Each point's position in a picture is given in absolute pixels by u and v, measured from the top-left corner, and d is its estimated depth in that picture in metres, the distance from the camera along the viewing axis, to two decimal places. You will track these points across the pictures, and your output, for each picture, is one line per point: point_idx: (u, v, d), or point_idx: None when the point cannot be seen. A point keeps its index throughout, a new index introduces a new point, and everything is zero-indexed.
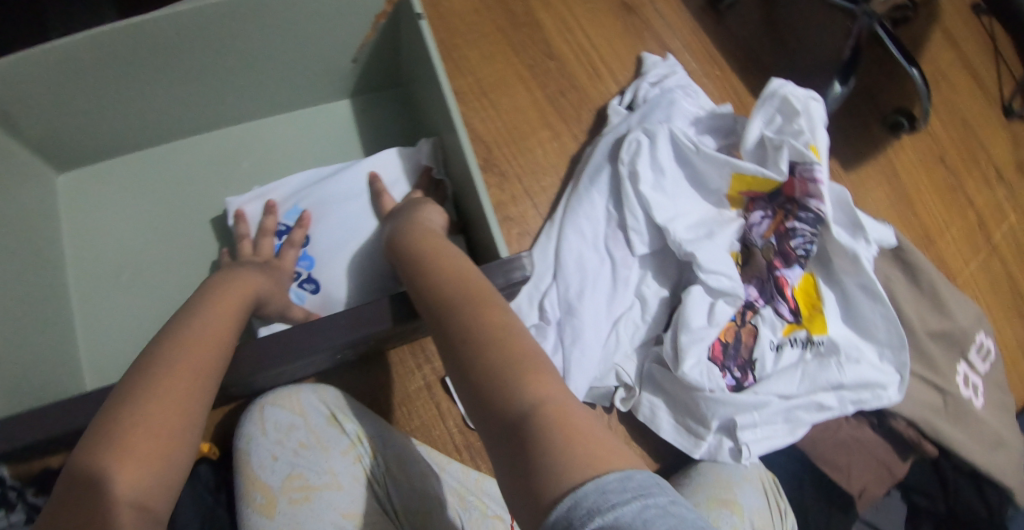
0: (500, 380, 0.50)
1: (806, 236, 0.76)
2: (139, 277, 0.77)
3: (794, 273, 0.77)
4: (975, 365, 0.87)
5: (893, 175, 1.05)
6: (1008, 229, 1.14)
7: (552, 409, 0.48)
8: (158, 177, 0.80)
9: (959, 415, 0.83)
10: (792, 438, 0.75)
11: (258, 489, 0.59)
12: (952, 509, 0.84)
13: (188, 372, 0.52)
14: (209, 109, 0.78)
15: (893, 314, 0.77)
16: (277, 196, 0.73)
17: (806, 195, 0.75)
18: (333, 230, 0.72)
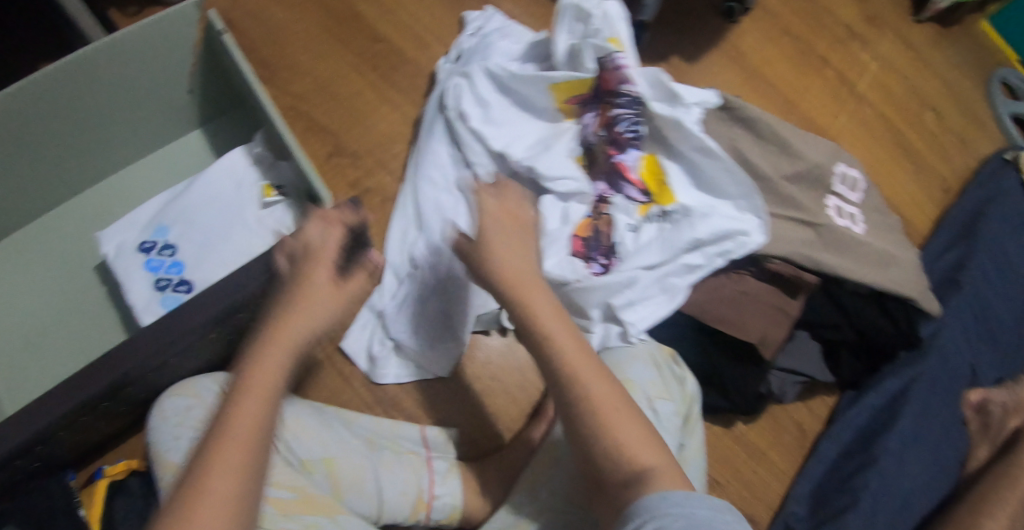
0: (589, 429, 0.59)
1: (629, 119, 0.82)
2: (44, 340, 0.81)
3: (631, 156, 0.83)
4: (845, 196, 0.91)
5: (741, 57, 1.09)
6: (872, 77, 1.18)
7: (601, 404, 0.60)
8: (39, 250, 0.84)
9: (841, 245, 0.86)
10: (672, 305, 0.80)
11: (167, 470, 0.64)
12: (861, 331, 0.88)
13: (245, 424, 0.54)
14: (77, 174, 0.84)
15: (735, 165, 0.81)
16: (142, 220, 0.78)
17: (619, 83, 0.81)
18: (200, 237, 0.77)
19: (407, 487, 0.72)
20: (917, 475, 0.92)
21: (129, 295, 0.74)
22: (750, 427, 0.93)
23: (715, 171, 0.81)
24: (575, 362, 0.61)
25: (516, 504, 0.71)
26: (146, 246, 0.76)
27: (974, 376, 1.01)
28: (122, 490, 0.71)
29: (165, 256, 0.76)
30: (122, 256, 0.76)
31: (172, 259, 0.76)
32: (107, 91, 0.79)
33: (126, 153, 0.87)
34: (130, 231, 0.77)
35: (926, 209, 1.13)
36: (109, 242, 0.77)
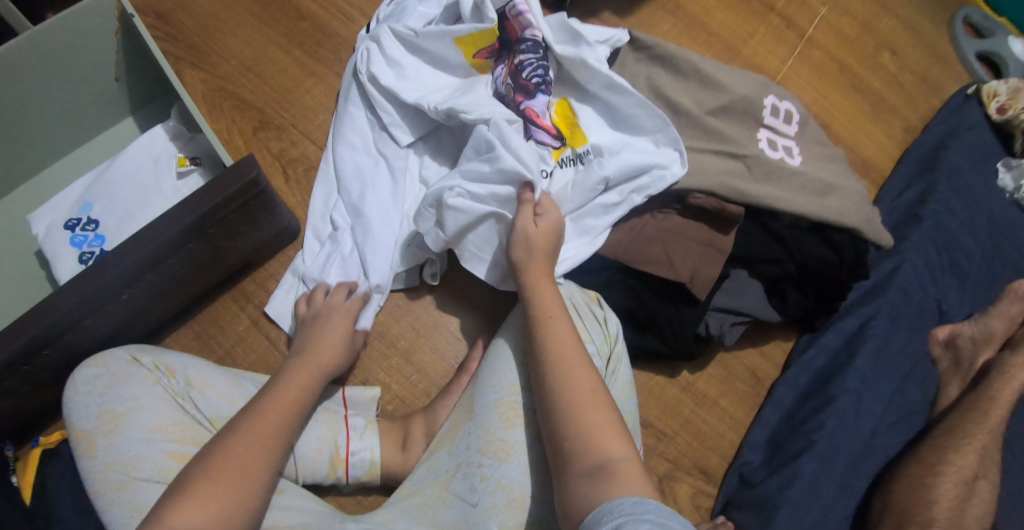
0: (572, 420, 0.60)
1: (534, 64, 0.82)
2: None
3: (540, 101, 0.82)
4: (779, 128, 0.91)
5: (675, 9, 1.09)
6: (823, 20, 1.14)
7: (576, 393, 0.62)
8: None
9: (770, 175, 0.86)
10: (591, 246, 0.82)
11: (79, 438, 0.63)
12: (803, 265, 0.85)
13: (267, 416, 0.64)
14: (14, 167, 0.87)
15: (646, 100, 0.83)
16: (67, 201, 0.76)
17: (523, 30, 0.82)
18: (121, 210, 0.76)
19: (322, 444, 0.70)
20: (876, 414, 0.89)
21: (57, 270, 0.73)
22: (699, 376, 0.91)
23: (629, 108, 0.83)
24: (586, 408, 0.61)
25: (435, 460, 0.67)
26: (71, 222, 0.75)
27: (941, 313, 0.96)
28: (55, 455, 0.73)
29: (89, 230, 0.75)
30: (49, 236, 0.74)
31: (93, 233, 0.75)
32: (32, 80, 0.81)
33: (59, 141, 0.89)
34: (56, 210, 0.76)
35: (888, 149, 1.09)
36: (39, 223, 0.75)
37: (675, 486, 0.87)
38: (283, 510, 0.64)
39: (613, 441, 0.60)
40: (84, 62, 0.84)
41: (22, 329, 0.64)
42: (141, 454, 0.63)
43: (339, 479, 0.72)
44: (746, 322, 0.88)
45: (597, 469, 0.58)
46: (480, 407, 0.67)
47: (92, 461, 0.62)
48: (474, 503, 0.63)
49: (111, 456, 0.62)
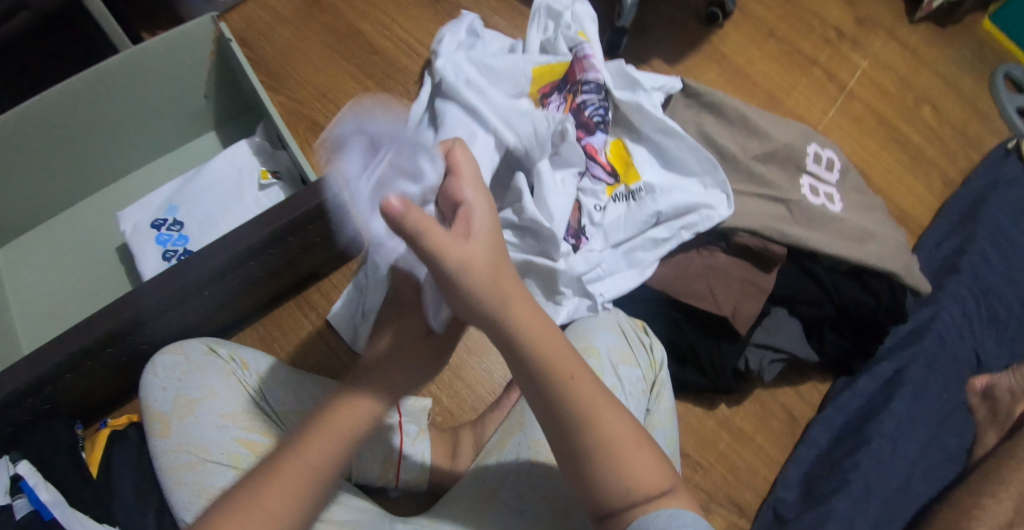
0: (605, 463, 0.58)
1: (595, 104, 0.88)
2: (67, 311, 0.90)
3: (598, 139, 0.88)
4: (819, 175, 0.94)
5: (721, 59, 1.15)
6: (863, 74, 1.18)
7: (590, 406, 0.59)
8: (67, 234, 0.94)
9: (812, 220, 0.89)
10: (640, 277, 0.86)
11: (155, 419, 0.68)
12: (842, 307, 0.88)
13: (270, 511, 0.61)
14: (100, 171, 0.94)
15: (696, 145, 0.89)
16: (155, 203, 0.84)
17: (584, 72, 0.88)
18: (204, 212, 0.83)
19: (378, 446, 0.74)
20: (911, 458, 0.90)
21: (140, 264, 0.80)
22: (737, 411, 0.93)
23: (679, 150, 0.88)
24: (603, 418, 0.59)
25: (481, 469, 0.71)
26: (158, 222, 0.82)
27: (978, 362, 0.98)
28: (121, 438, 0.76)
29: (174, 230, 0.82)
30: (136, 234, 0.81)
31: (178, 232, 0.82)
32: (131, 94, 0.89)
33: (148, 149, 0.96)
34: (144, 211, 0.83)
35: (927, 200, 1.11)
36: (126, 221, 0.82)
37: (709, 518, 0.88)
38: (337, 506, 0.67)
39: (639, 463, 0.59)
40: (177, 80, 0.91)
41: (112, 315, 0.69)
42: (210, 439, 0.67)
43: (388, 481, 0.76)
44: (785, 360, 0.91)
45: (633, 509, 0.58)
46: (533, 420, 0.71)
47: (165, 440, 0.67)
48: (519, 510, 0.67)
49: (184, 438, 0.67)
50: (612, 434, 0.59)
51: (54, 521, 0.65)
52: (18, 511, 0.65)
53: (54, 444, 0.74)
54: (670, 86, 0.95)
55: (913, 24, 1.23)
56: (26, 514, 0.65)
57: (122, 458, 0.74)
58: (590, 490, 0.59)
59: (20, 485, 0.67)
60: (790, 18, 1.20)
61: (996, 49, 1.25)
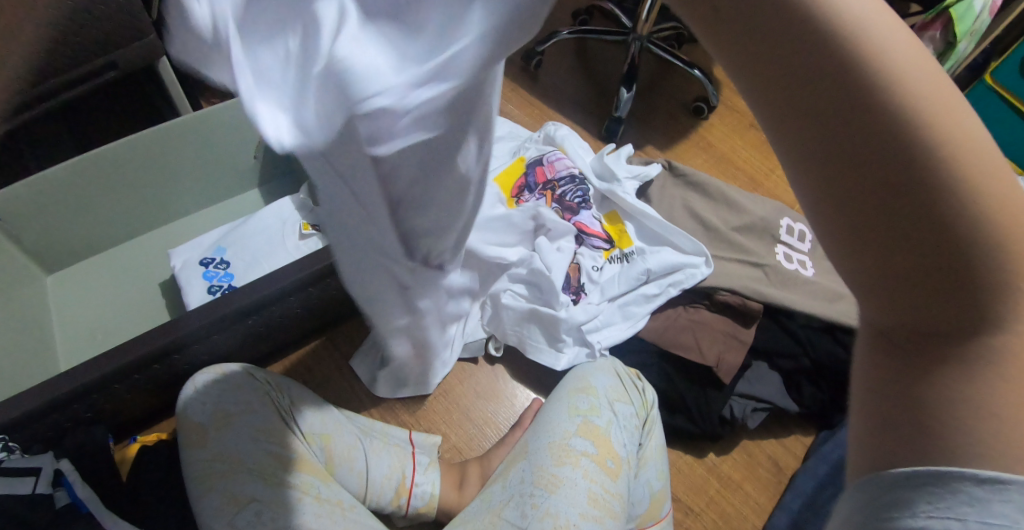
0: (951, 203, 0.35)
1: (574, 191, 1.02)
2: (101, 335, 0.94)
3: (584, 217, 1.01)
4: (794, 246, 1.04)
5: (706, 145, 1.29)
6: None
7: (983, 176, 0.36)
8: (106, 268, 0.98)
9: (786, 282, 0.99)
10: (633, 328, 0.95)
11: (191, 429, 0.72)
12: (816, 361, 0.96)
13: None
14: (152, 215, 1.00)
15: (667, 222, 1.00)
16: (203, 245, 0.95)
17: (555, 173, 1.04)
18: (249, 256, 0.94)
19: (392, 472, 0.81)
20: None
21: (186, 295, 0.90)
22: (724, 459, 1.00)
23: (654, 225, 1.01)
24: (1008, 243, 0.36)
25: (488, 493, 0.79)
26: (207, 260, 0.93)
27: None
28: (151, 451, 0.77)
29: (220, 268, 0.93)
30: (185, 269, 0.92)
31: (225, 270, 0.93)
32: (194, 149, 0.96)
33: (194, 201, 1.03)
34: (194, 250, 0.94)
35: None
36: (177, 258, 0.94)
37: None
38: (354, 521, 0.72)
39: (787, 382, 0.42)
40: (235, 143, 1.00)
41: (168, 335, 0.71)
42: (244, 448, 0.71)
43: (398, 508, 0.81)
44: (767, 409, 0.98)
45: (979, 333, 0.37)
46: (535, 449, 0.80)
47: (199, 449, 0.71)
48: (524, 527, 0.74)
49: (221, 447, 0.70)
50: (966, 146, 0.36)
51: (91, 515, 0.65)
52: (57, 501, 0.65)
53: (94, 450, 0.74)
54: (643, 173, 1.07)
55: None
56: (64, 504, 0.65)
57: (147, 473, 0.75)
58: (922, 410, 0.38)
59: (62, 479, 0.67)
60: None
61: None
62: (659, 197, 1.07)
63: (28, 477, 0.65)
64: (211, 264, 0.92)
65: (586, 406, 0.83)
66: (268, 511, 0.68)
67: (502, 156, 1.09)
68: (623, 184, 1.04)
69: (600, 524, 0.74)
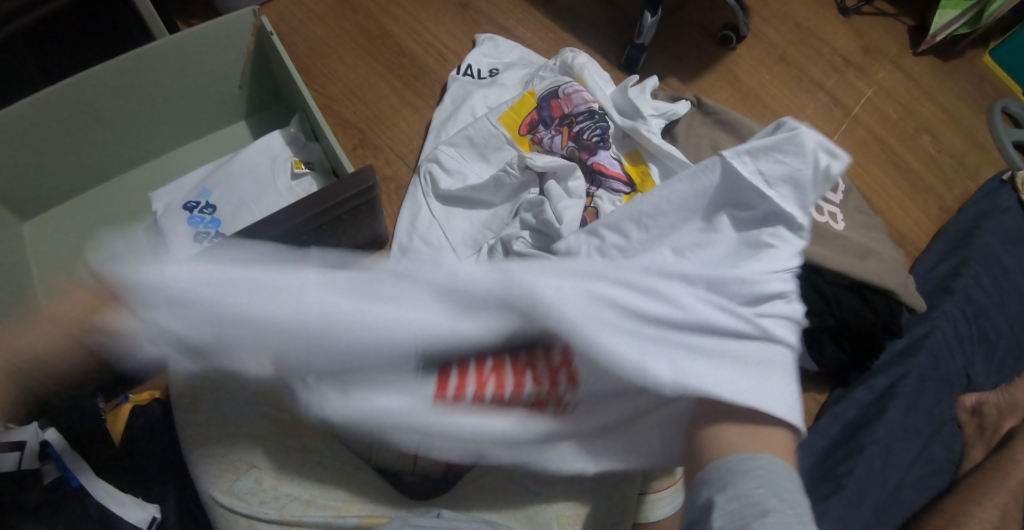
0: None
1: (592, 128, 0.95)
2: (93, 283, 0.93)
3: (603, 157, 0.94)
4: (825, 195, 0.98)
5: (733, 78, 1.20)
6: (868, 100, 1.24)
7: None
8: (97, 210, 0.97)
9: (818, 236, 0.94)
10: None
11: (184, 394, 0.69)
12: (840, 319, 0.93)
13: None
14: (125, 149, 0.96)
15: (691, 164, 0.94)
16: (188, 186, 0.93)
17: (571, 107, 0.97)
18: (236, 199, 0.92)
19: None
20: (902, 469, 0.94)
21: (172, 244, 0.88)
22: None
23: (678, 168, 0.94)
24: None
25: None
26: (191, 205, 0.91)
27: (968, 382, 1.02)
28: (145, 412, 0.81)
29: (204, 214, 0.91)
30: (168, 214, 0.90)
31: (211, 216, 0.90)
32: (173, 68, 0.91)
33: (177, 135, 1.00)
34: (177, 193, 0.92)
35: (924, 225, 1.16)
36: (159, 202, 0.92)
37: None
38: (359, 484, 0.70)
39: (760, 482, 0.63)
40: (217, 63, 0.94)
41: None
42: (239, 413, 0.69)
43: None
44: None
45: None
46: None
47: (192, 414, 0.70)
48: (535, 492, 0.74)
49: None
50: None
51: None
52: (46, 475, 0.75)
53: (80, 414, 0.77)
54: (670, 112, 0.99)
55: (917, 56, 1.29)
56: (54, 478, 0.75)
57: (145, 431, 0.80)
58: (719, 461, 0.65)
59: (48, 451, 0.75)
60: (799, 42, 1.25)
61: (996, 86, 1.30)
62: (682, 137, 1.01)
63: (13, 452, 0.73)
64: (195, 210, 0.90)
65: None
66: (269, 477, 0.69)
67: (513, 88, 1.05)
68: (648, 122, 0.96)
69: (613, 489, 0.74)
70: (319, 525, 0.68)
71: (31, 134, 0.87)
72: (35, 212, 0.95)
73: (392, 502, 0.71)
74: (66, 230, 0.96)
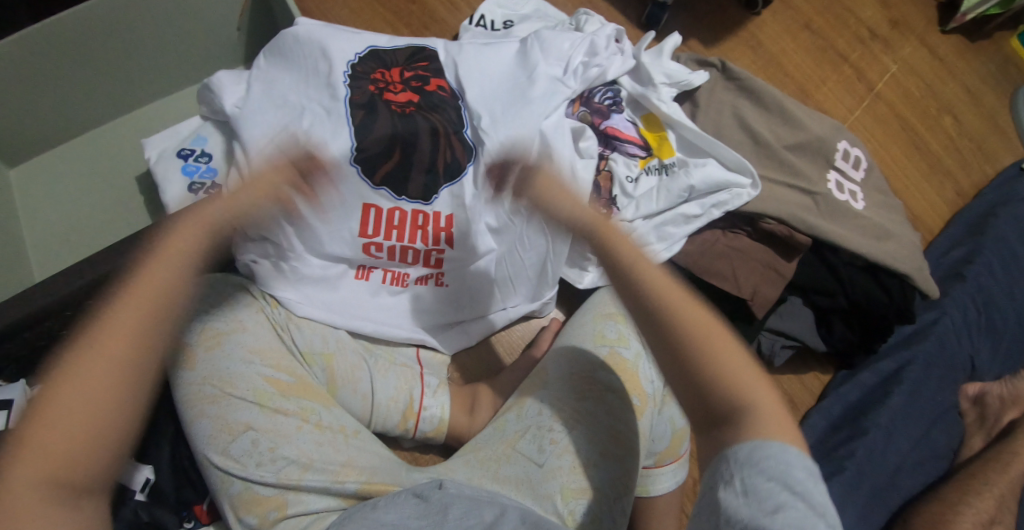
0: None
1: (603, 91, 0.91)
2: (81, 234, 0.88)
3: (615, 121, 0.90)
4: (846, 172, 0.95)
5: (756, 44, 1.15)
6: (892, 77, 1.19)
7: None
8: (86, 156, 0.91)
9: (838, 215, 0.91)
10: (667, 252, 0.87)
11: (179, 348, 0.67)
12: (853, 301, 0.90)
13: None
14: (113, 98, 0.90)
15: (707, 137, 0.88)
16: (183, 132, 0.86)
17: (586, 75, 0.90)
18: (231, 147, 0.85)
19: (399, 394, 0.75)
20: (902, 452, 0.93)
21: (165, 194, 0.83)
22: None
23: (695, 139, 0.89)
24: None
25: (503, 421, 0.75)
26: (185, 153, 0.84)
27: (973, 369, 1.01)
28: None
29: (201, 162, 0.84)
30: (161, 161, 0.84)
31: (207, 164, 0.84)
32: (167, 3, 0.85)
33: (168, 77, 0.93)
34: (171, 139, 0.86)
35: (941, 209, 1.13)
36: (152, 148, 0.86)
37: None
38: (356, 449, 0.68)
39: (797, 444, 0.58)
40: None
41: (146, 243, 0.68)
42: (236, 373, 0.66)
43: (406, 431, 0.76)
44: (795, 347, 0.94)
45: None
46: (557, 380, 0.75)
47: (188, 372, 0.66)
48: (540, 463, 0.70)
49: (209, 368, 0.66)
50: None
51: None
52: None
53: None
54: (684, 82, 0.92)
55: (944, 33, 1.24)
56: None
57: None
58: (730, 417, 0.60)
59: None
60: (826, 11, 1.20)
61: (1021, 68, 1.27)
62: (702, 104, 0.96)
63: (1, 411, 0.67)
64: (190, 157, 0.84)
65: (614, 336, 0.77)
66: (263, 440, 0.64)
67: None
68: (659, 91, 0.90)
69: (620, 463, 0.70)
70: (315, 490, 0.64)
71: (13, 78, 0.80)
72: (23, 157, 0.89)
73: (386, 473, 0.68)
74: (53, 175, 0.90)
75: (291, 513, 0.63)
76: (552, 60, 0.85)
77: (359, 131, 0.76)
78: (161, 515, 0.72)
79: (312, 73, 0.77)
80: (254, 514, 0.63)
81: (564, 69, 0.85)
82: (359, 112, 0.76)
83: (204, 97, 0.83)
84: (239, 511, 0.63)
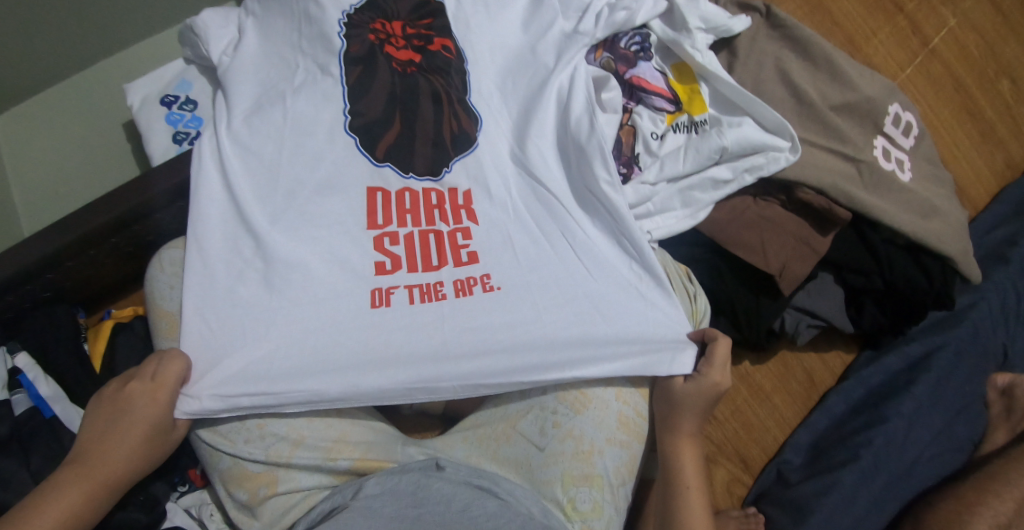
0: None
1: (630, 35, 0.81)
2: (68, 183, 0.83)
3: (643, 70, 0.81)
4: (894, 138, 0.86)
5: None
6: (950, 31, 1.08)
7: None
8: (68, 98, 0.83)
9: (883, 187, 0.83)
10: (692, 220, 0.80)
11: (162, 317, 0.65)
12: (890, 282, 0.83)
13: None
14: (97, 38, 0.81)
15: (740, 87, 0.79)
16: (166, 76, 0.77)
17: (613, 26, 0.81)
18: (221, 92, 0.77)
19: None
20: (922, 443, 0.88)
21: (149, 144, 0.76)
22: (758, 369, 0.91)
23: (730, 93, 0.79)
24: None
25: (505, 397, 0.68)
26: (169, 99, 0.77)
27: (1004, 358, 0.95)
28: (127, 330, 0.75)
29: (185, 111, 0.76)
30: (145, 108, 0.77)
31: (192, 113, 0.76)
32: None
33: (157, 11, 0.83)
34: (154, 83, 0.77)
35: (987, 182, 1.05)
36: (134, 94, 0.78)
37: (712, 469, 0.89)
38: (350, 423, 0.64)
39: None
40: None
41: None
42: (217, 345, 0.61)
43: None
44: (819, 326, 0.88)
45: None
46: None
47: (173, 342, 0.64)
48: (542, 447, 0.65)
49: None
50: None
51: (56, 420, 0.66)
52: (16, 407, 0.65)
53: (54, 335, 0.70)
54: (723, 27, 0.82)
55: None
56: (26, 410, 0.66)
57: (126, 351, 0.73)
58: None
59: (18, 379, 0.66)
60: None
61: None
62: (740, 56, 0.86)
63: None
64: (174, 104, 0.76)
65: None
66: (253, 418, 0.61)
67: None
68: (693, 38, 0.80)
69: (626, 449, 0.66)
70: (306, 468, 0.62)
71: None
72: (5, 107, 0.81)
73: (381, 447, 0.64)
74: (34, 118, 0.82)
75: (282, 490, 0.61)
76: (570, 10, 0.78)
77: (355, 90, 0.69)
78: (155, 488, 0.69)
79: (303, 19, 0.70)
80: (244, 490, 0.61)
81: (582, 14, 0.78)
82: (356, 69, 0.69)
83: (188, 40, 0.74)
84: (229, 484, 0.62)
